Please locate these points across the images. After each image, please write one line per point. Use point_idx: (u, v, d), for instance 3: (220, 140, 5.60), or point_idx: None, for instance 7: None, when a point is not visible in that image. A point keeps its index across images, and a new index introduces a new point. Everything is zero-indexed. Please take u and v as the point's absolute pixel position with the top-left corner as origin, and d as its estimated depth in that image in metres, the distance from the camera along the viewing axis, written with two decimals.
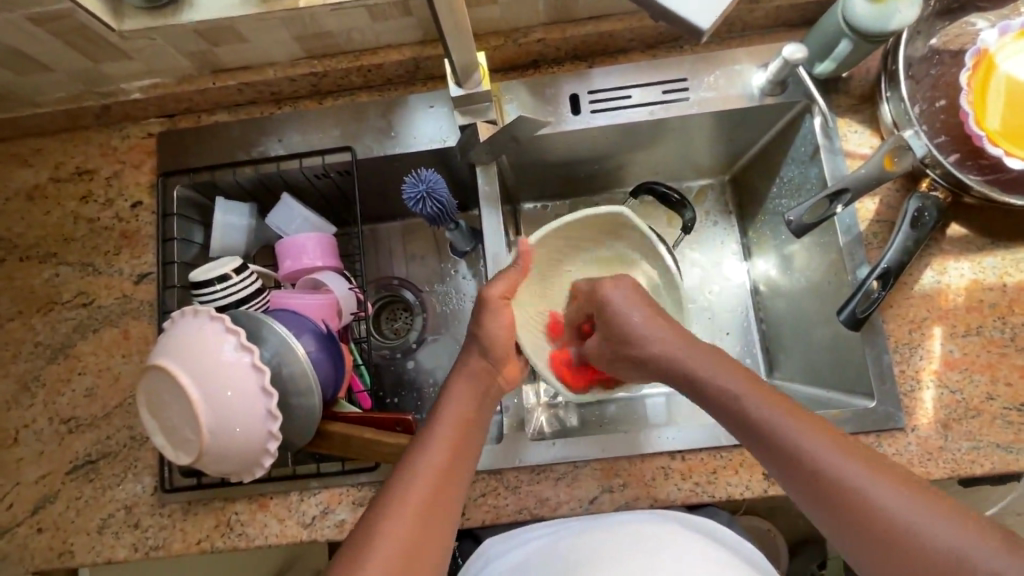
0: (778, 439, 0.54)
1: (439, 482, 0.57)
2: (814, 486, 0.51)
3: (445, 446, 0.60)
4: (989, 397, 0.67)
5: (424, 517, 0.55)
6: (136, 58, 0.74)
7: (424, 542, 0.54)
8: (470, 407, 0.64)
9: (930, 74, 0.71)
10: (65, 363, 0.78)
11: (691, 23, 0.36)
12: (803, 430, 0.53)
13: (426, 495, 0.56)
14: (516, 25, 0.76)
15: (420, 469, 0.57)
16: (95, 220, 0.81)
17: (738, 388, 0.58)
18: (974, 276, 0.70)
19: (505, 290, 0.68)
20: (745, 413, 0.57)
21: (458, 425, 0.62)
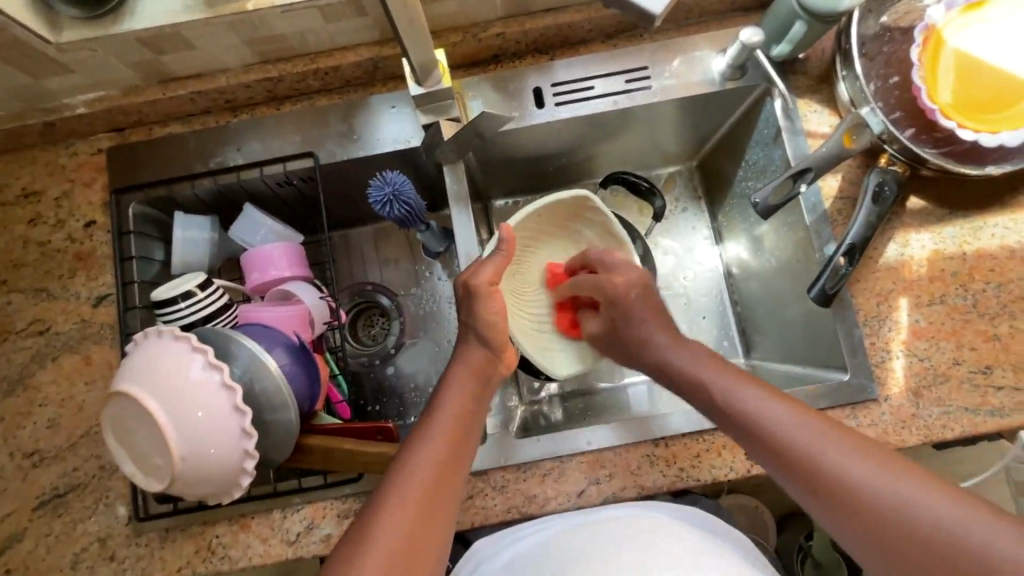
0: (767, 432, 0.55)
1: (437, 478, 0.56)
2: (808, 477, 0.51)
3: (444, 439, 0.59)
4: (955, 362, 0.69)
5: (426, 508, 0.54)
6: (78, 71, 0.71)
7: (419, 536, 0.53)
8: (465, 402, 0.62)
9: (883, 52, 0.73)
10: (25, 396, 0.74)
11: (644, 8, 0.36)
12: (762, 405, 0.57)
13: (428, 483, 0.55)
14: (474, 19, 0.75)
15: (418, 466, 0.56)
16: (47, 243, 0.77)
17: (704, 371, 0.62)
18: (935, 246, 0.72)
19: (493, 276, 0.66)
20: (737, 411, 0.58)
21: (451, 417, 0.61)
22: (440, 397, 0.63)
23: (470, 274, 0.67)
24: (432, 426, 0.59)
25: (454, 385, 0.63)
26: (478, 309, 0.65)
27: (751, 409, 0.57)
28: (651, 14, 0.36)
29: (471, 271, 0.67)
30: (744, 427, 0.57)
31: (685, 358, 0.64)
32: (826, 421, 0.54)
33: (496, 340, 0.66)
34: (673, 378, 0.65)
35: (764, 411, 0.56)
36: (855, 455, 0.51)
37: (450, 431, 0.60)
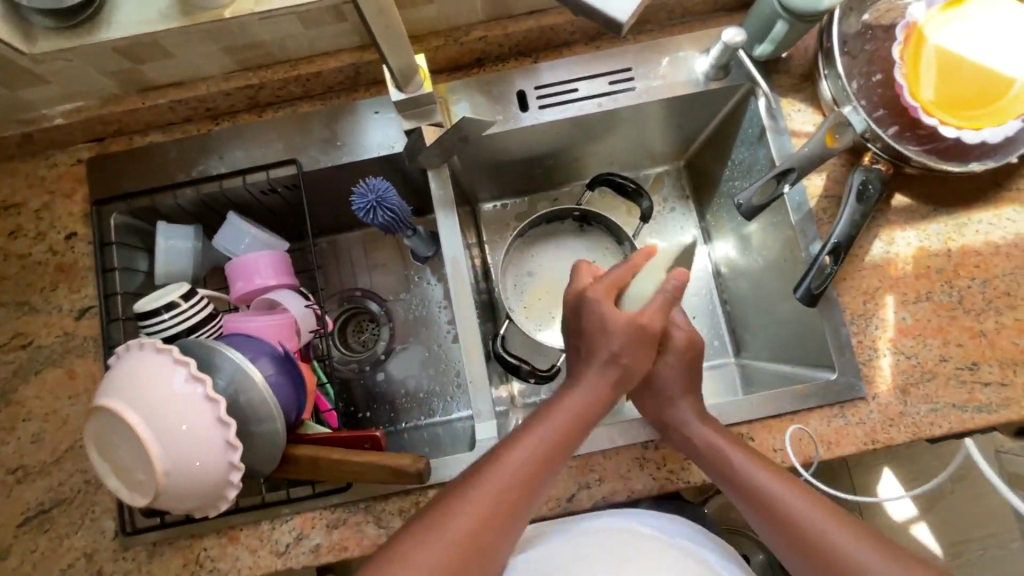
0: (794, 520, 0.57)
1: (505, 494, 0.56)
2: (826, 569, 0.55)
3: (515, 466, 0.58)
4: (942, 358, 0.69)
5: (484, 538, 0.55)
6: (54, 82, 0.70)
7: (471, 557, 0.54)
8: (548, 425, 0.61)
9: (865, 50, 0.73)
10: (7, 411, 0.73)
11: (609, 16, 0.35)
12: (786, 488, 0.59)
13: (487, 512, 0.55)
14: (456, 23, 0.74)
15: (478, 491, 0.56)
16: (28, 255, 0.76)
17: (728, 450, 0.62)
18: (920, 243, 0.72)
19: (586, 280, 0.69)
20: (765, 496, 0.59)
21: (534, 443, 0.59)
22: (522, 417, 0.62)
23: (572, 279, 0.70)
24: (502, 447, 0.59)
25: (545, 406, 0.63)
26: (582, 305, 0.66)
27: (780, 496, 0.59)
28: (617, 22, 0.35)
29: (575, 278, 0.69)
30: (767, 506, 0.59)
31: (713, 438, 0.64)
32: (841, 512, 0.57)
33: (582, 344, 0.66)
34: (694, 453, 0.65)
35: (792, 501, 0.58)
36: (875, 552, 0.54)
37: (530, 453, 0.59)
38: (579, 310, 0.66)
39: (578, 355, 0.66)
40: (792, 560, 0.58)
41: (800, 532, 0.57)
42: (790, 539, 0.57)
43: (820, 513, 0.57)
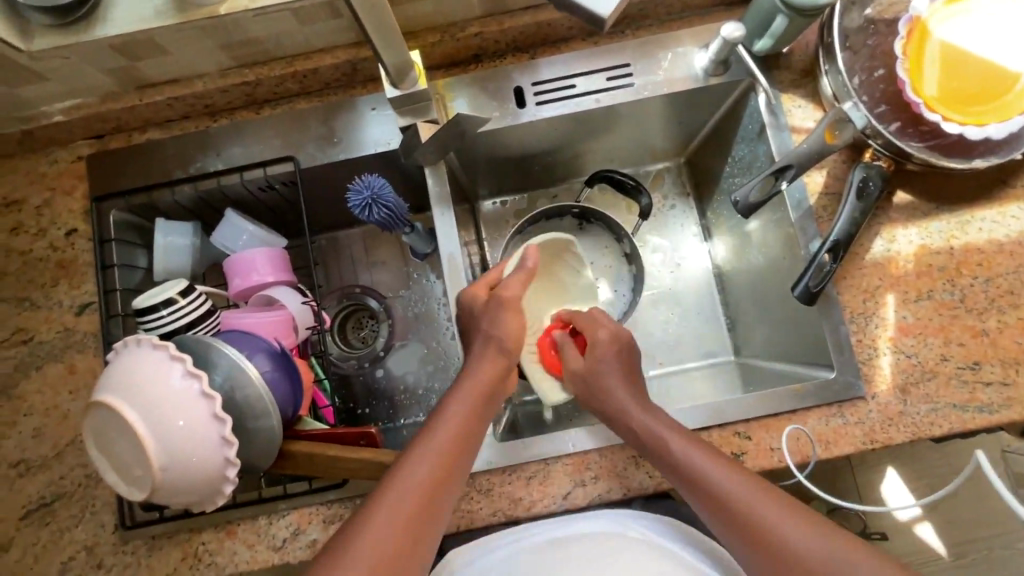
0: (731, 506, 0.55)
1: (433, 490, 0.56)
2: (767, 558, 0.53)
3: (449, 434, 0.60)
4: (943, 358, 0.69)
5: (424, 505, 0.55)
6: (52, 79, 0.70)
7: (405, 533, 0.53)
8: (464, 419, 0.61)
9: (867, 45, 0.72)
10: (9, 405, 0.74)
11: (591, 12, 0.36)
12: (724, 473, 0.57)
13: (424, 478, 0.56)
14: (453, 19, 0.74)
15: (414, 461, 0.57)
16: (28, 252, 0.77)
17: (667, 437, 0.61)
18: (922, 241, 0.71)
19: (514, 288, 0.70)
20: (702, 480, 0.58)
21: (448, 435, 0.60)
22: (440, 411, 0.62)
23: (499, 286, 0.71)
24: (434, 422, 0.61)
25: (457, 398, 0.63)
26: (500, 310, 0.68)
27: (719, 481, 0.57)
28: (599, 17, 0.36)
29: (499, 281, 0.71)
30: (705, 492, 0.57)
31: (653, 425, 0.63)
32: (785, 498, 0.55)
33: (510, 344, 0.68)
34: (638, 442, 0.64)
35: (729, 487, 0.56)
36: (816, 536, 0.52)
37: (450, 444, 0.59)
38: (492, 315, 0.68)
39: (490, 354, 0.67)
40: (735, 550, 0.55)
41: (737, 516, 0.55)
42: (730, 527, 0.55)
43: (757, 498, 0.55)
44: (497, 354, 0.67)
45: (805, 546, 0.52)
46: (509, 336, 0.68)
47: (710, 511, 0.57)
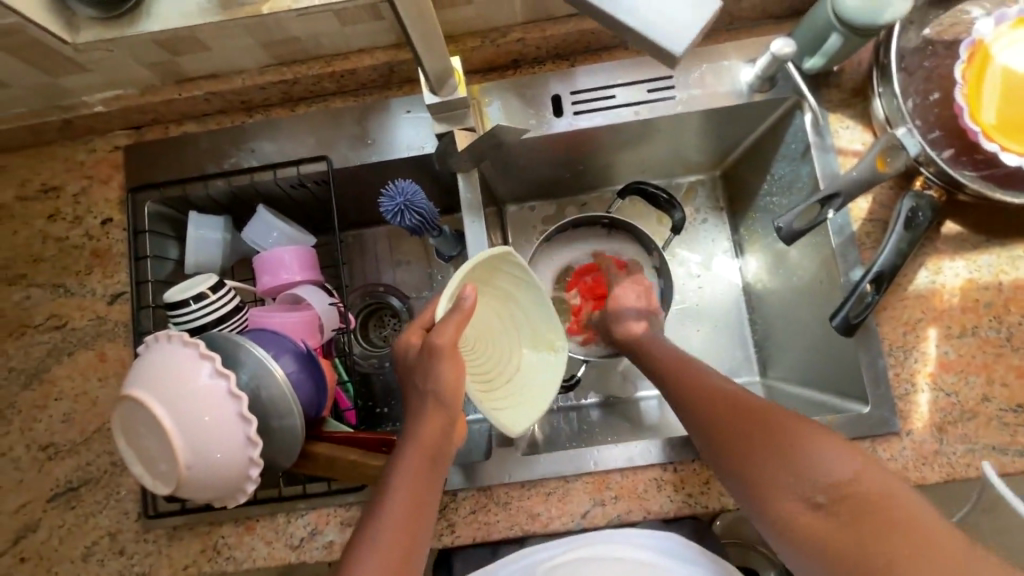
0: (736, 419, 0.60)
1: (418, 506, 0.57)
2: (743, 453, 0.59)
3: (417, 465, 0.57)
4: (985, 398, 0.66)
5: (410, 514, 0.56)
6: (95, 71, 0.71)
7: (414, 516, 0.57)
8: (422, 479, 0.57)
9: (924, 66, 0.69)
10: (41, 389, 0.76)
11: (664, 49, 0.35)
12: (731, 395, 0.62)
13: (411, 491, 0.57)
14: (494, 24, 0.73)
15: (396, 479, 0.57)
16: (64, 238, 0.78)
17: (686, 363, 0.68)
18: (969, 275, 0.69)
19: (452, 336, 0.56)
20: (688, 389, 0.65)
21: (412, 488, 0.57)
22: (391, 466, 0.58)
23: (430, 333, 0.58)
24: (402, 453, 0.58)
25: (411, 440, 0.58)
26: (433, 368, 0.57)
27: (702, 388, 0.64)
28: (671, 55, 0.35)
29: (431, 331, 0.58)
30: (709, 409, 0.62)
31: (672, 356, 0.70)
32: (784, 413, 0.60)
33: (451, 399, 0.58)
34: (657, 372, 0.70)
35: (709, 393, 0.63)
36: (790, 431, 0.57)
37: (411, 499, 0.57)
38: (423, 367, 0.58)
39: (432, 410, 0.58)
40: (732, 471, 0.59)
41: (715, 421, 0.61)
42: (711, 437, 0.61)
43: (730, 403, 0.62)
44: (438, 409, 0.58)
45: (807, 450, 0.56)
46: (446, 388, 0.58)
47: (727, 440, 0.60)
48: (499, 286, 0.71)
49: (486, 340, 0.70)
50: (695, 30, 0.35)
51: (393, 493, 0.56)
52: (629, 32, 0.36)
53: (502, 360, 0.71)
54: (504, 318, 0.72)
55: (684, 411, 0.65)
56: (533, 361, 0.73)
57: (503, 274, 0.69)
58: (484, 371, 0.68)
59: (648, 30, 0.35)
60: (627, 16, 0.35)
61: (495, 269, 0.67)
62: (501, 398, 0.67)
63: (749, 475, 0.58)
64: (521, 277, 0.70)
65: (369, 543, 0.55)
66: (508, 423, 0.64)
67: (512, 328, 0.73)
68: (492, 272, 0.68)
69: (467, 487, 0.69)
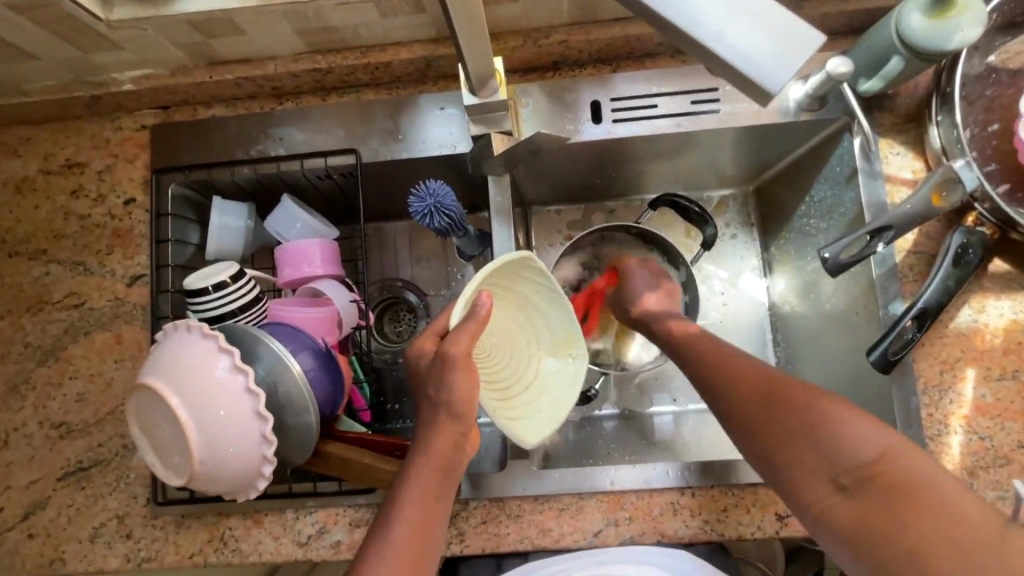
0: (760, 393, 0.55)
1: (432, 504, 0.55)
2: (764, 436, 0.54)
3: (433, 464, 0.55)
4: (1020, 445, 0.64)
5: (423, 511, 0.54)
6: (127, 48, 0.69)
7: (426, 511, 0.54)
8: (437, 482, 0.55)
9: (985, 96, 0.66)
10: (56, 367, 0.75)
11: (762, 86, 0.33)
12: (753, 368, 0.58)
13: (426, 489, 0.55)
14: (538, 24, 0.70)
15: (410, 477, 0.55)
16: (86, 216, 0.77)
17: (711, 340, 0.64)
18: (1014, 316, 0.66)
19: (468, 346, 0.55)
20: (711, 363, 0.60)
21: (424, 490, 0.55)
22: (406, 469, 0.56)
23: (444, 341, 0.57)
24: (415, 455, 0.56)
25: (424, 440, 0.56)
26: (448, 380, 0.56)
27: (719, 367, 0.60)
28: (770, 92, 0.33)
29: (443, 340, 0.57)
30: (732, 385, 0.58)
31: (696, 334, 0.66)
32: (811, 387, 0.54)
33: (463, 409, 0.56)
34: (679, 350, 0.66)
35: (722, 369, 0.59)
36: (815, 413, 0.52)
37: (425, 497, 0.55)
38: (436, 377, 0.56)
39: (443, 419, 0.56)
40: (758, 450, 0.55)
41: (740, 398, 0.56)
42: (735, 415, 0.57)
43: (749, 380, 0.57)
44: (449, 419, 0.56)
45: (835, 427, 0.50)
46: (460, 400, 0.56)
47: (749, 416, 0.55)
48: (515, 291, 0.68)
49: (501, 347, 0.69)
50: (797, 65, 0.33)
51: (407, 496, 0.54)
52: (724, 64, 0.34)
53: (519, 368, 0.69)
54: (523, 322, 0.70)
55: (701, 392, 0.61)
56: (552, 369, 0.70)
57: (522, 279, 0.67)
58: (497, 378, 0.66)
59: (747, 65, 0.33)
60: (725, 48, 0.33)
61: (509, 272, 0.65)
62: (512, 406, 0.66)
63: (774, 457, 0.53)
64: (539, 282, 0.67)
65: (381, 544, 0.52)
66: (518, 435, 0.62)
67: (530, 332, 0.70)
68: (507, 276, 0.66)
69: (480, 497, 0.68)
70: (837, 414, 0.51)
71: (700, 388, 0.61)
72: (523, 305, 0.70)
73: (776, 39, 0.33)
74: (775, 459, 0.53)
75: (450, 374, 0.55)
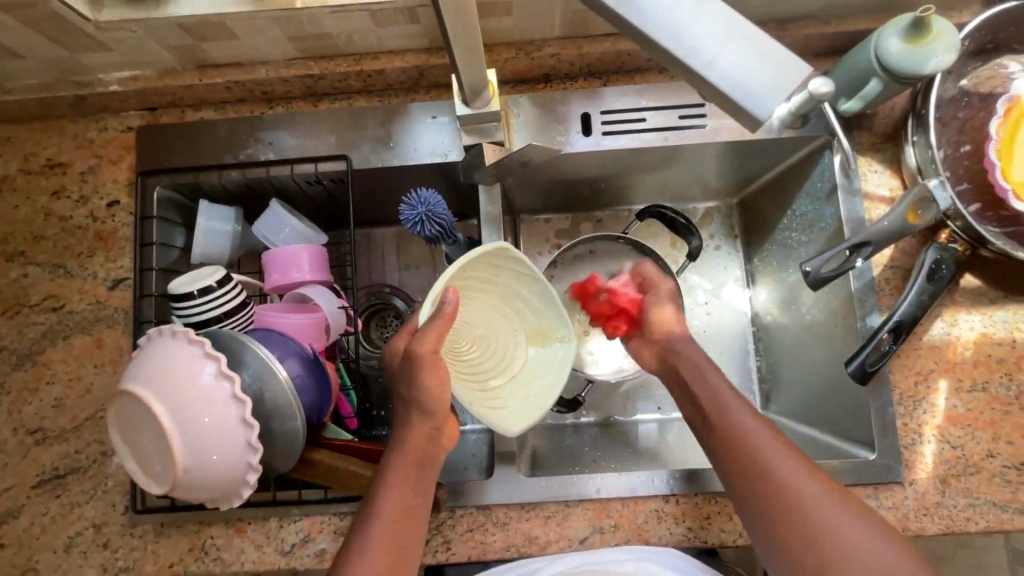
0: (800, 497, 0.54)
1: (409, 507, 0.55)
2: (765, 496, 0.55)
3: (409, 465, 0.56)
4: (989, 454, 0.67)
5: (400, 515, 0.55)
6: (115, 49, 0.68)
7: (405, 518, 0.55)
8: (413, 482, 0.56)
9: (957, 118, 0.69)
10: (33, 371, 0.73)
11: (749, 113, 0.34)
12: (795, 466, 0.55)
13: (404, 492, 0.56)
14: (531, 37, 0.72)
15: (386, 482, 0.56)
16: (67, 218, 0.75)
17: (744, 413, 0.59)
18: (984, 329, 0.69)
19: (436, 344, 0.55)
20: (749, 448, 0.57)
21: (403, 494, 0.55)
22: (383, 473, 0.56)
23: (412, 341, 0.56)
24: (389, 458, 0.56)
25: (398, 445, 0.57)
26: (422, 380, 0.55)
27: (756, 456, 0.56)
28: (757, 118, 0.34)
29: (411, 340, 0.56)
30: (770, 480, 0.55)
31: (728, 401, 0.61)
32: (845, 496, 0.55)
33: (438, 407, 0.57)
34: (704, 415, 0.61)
35: (758, 449, 0.57)
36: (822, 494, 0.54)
37: (402, 498, 0.55)
38: (406, 378, 0.56)
39: (416, 418, 0.57)
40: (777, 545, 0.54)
41: (777, 497, 0.54)
42: (765, 509, 0.55)
43: (778, 448, 0.57)
44: (422, 418, 0.57)
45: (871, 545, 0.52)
46: (432, 399, 0.56)
47: (781, 516, 0.54)
48: (495, 282, 0.68)
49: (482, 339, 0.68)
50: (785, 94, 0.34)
51: (386, 500, 0.55)
52: (713, 89, 0.35)
53: (502, 359, 0.69)
54: (506, 313, 0.70)
55: (727, 466, 0.58)
56: (536, 359, 0.70)
57: (500, 270, 0.67)
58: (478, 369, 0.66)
59: (737, 92, 0.34)
60: (713, 74, 0.34)
61: (485, 263, 0.64)
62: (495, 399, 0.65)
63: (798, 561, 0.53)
64: (520, 272, 0.67)
65: (359, 546, 0.53)
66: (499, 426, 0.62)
67: (514, 323, 0.70)
68: (484, 268, 0.65)
69: (467, 505, 0.68)
70: (836, 500, 0.54)
71: (727, 467, 0.58)
72: (504, 296, 0.69)
73: (764, 69, 0.34)
74: (765, 520, 0.55)
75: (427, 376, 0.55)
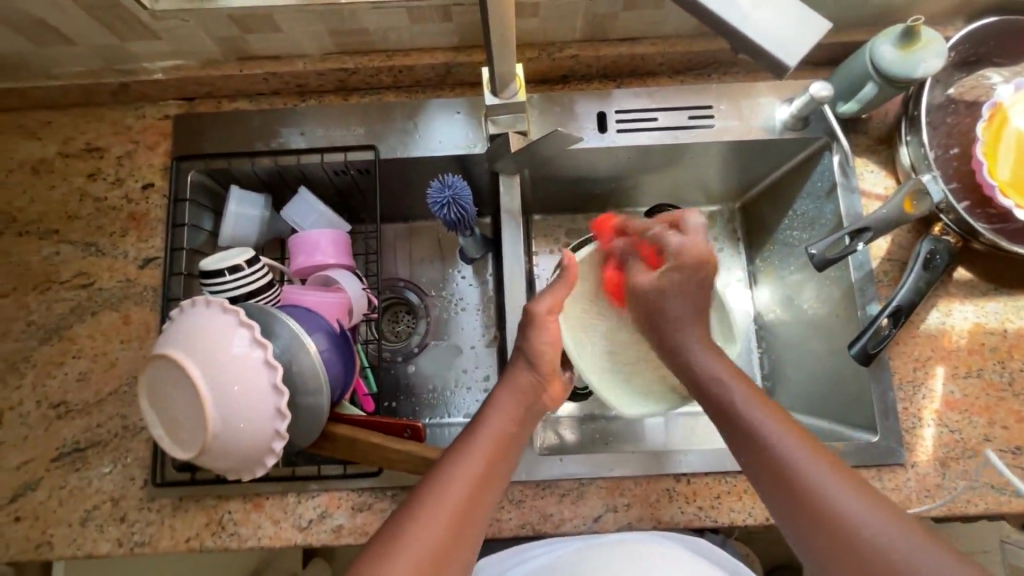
0: (783, 458, 0.53)
1: (506, 442, 0.59)
2: (763, 459, 0.54)
3: (513, 410, 0.61)
4: (986, 438, 0.69)
5: (498, 446, 0.58)
6: (164, 39, 0.73)
7: (505, 452, 0.58)
8: (510, 430, 0.60)
9: (946, 122, 0.74)
10: (59, 346, 0.75)
11: (778, 61, 0.38)
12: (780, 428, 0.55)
13: (509, 427, 0.60)
14: (552, 39, 0.77)
15: (494, 412, 0.61)
16: (102, 199, 0.78)
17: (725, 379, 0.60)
18: (977, 319, 0.73)
19: (552, 305, 0.65)
20: (733, 414, 0.58)
21: (497, 436, 0.59)
22: (482, 418, 0.60)
23: (533, 301, 0.66)
24: (500, 396, 0.62)
25: (512, 392, 0.62)
26: (531, 334, 0.64)
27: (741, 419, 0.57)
28: (783, 68, 0.38)
29: (532, 299, 0.66)
30: (754, 444, 0.55)
31: (717, 368, 0.61)
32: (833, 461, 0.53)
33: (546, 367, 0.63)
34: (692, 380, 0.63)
35: (741, 414, 0.57)
36: (852, 488, 0.51)
37: (501, 429, 0.59)
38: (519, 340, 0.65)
39: (521, 374, 0.64)
40: (771, 502, 0.54)
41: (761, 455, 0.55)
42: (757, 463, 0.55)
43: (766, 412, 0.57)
44: (527, 375, 0.63)
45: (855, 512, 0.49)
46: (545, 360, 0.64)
47: (766, 474, 0.54)
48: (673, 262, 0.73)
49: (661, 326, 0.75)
50: (807, 45, 0.38)
51: (484, 428, 0.59)
52: (746, 43, 0.39)
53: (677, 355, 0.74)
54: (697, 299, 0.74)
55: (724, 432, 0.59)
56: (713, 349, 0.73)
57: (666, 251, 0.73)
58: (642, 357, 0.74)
59: (766, 43, 0.38)
60: (749, 30, 0.38)
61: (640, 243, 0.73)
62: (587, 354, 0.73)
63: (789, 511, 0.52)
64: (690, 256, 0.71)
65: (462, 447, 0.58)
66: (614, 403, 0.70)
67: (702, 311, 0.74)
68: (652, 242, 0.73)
69: None
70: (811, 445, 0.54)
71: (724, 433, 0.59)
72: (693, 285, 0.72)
73: (788, 26, 0.38)
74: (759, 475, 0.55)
75: (540, 334, 0.64)
